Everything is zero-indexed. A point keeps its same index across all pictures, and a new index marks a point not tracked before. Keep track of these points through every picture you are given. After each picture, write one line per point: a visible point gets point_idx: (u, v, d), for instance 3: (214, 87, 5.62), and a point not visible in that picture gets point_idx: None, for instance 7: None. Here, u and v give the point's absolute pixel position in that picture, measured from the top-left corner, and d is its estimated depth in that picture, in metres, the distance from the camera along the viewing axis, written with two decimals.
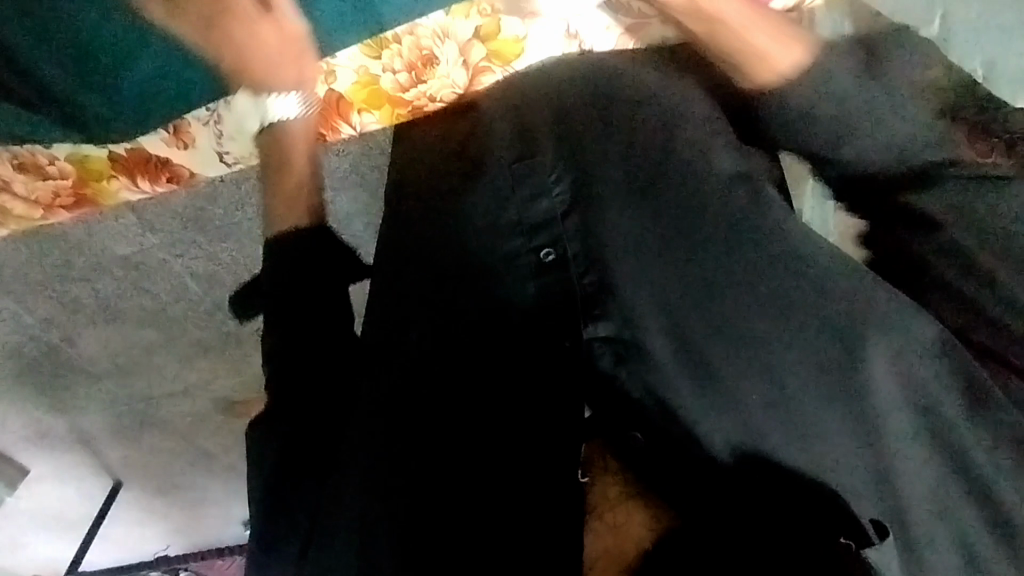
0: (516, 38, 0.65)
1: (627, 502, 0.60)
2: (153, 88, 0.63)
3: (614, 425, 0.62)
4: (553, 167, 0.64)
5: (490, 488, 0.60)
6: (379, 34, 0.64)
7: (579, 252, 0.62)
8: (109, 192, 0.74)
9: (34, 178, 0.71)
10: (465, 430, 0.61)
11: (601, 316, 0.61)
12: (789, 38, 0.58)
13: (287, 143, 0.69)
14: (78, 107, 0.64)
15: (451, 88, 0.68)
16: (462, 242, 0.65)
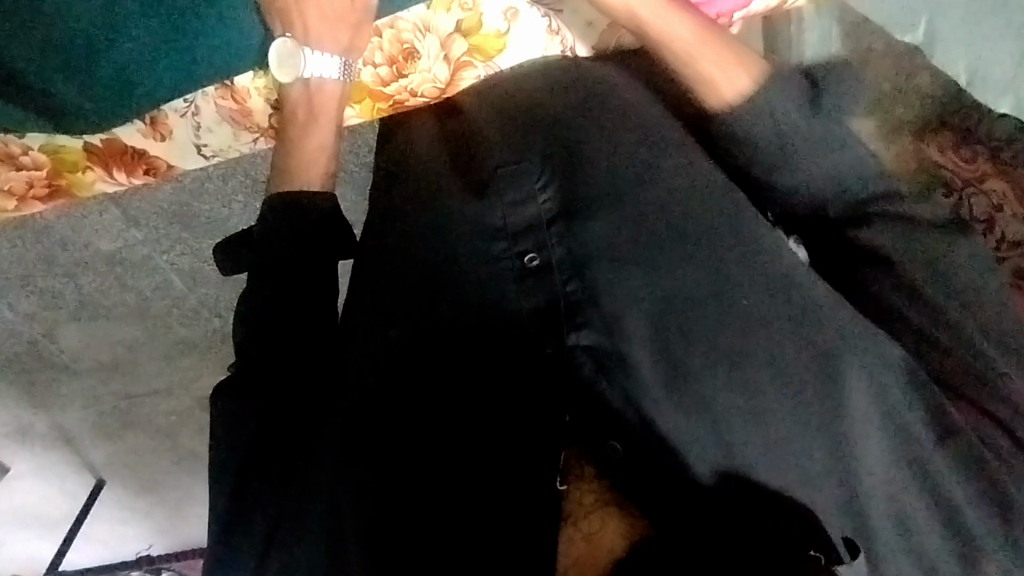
0: (498, 33, 0.67)
1: (602, 509, 0.59)
2: (124, 80, 0.62)
3: (592, 435, 0.59)
4: (537, 171, 0.62)
5: (462, 493, 0.59)
6: (361, 23, 0.64)
7: (563, 258, 0.59)
8: (85, 183, 0.73)
9: (6, 170, 0.70)
10: (441, 430, 0.60)
11: (583, 325, 0.58)
12: (731, 62, 0.63)
13: (316, 103, 0.66)
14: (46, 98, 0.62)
15: (433, 83, 0.68)
16: (442, 243, 0.63)
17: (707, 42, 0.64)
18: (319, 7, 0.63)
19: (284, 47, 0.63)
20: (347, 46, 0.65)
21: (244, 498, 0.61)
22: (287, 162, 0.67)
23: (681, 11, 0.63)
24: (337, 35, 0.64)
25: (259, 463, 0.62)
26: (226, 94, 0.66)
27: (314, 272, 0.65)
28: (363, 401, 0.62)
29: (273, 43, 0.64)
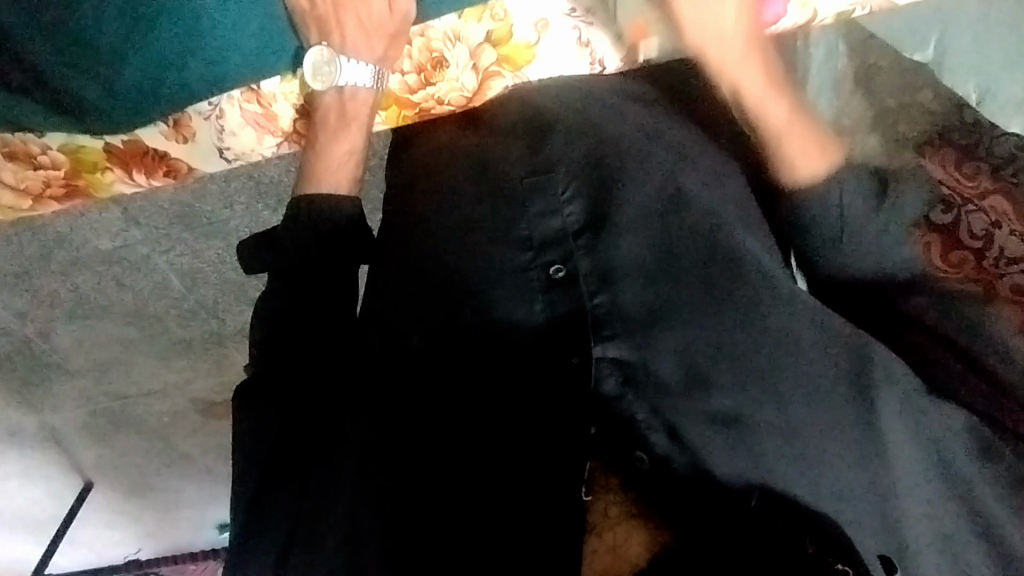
0: (528, 44, 0.65)
1: (626, 522, 0.61)
2: (152, 79, 0.62)
3: (618, 446, 0.60)
4: (564, 183, 0.63)
5: (487, 499, 0.60)
6: (399, 28, 0.63)
7: (589, 269, 0.61)
8: (103, 184, 0.72)
9: (24, 168, 0.69)
10: (464, 437, 0.60)
11: (607, 337, 0.59)
12: (814, 147, 0.59)
13: (352, 113, 0.66)
14: (72, 96, 0.62)
15: (460, 91, 0.67)
16: (468, 254, 0.63)
17: (794, 120, 0.60)
18: (357, 18, 0.62)
19: (319, 55, 0.63)
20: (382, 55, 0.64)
21: (254, 508, 0.59)
22: (315, 164, 0.67)
23: (777, 89, 0.60)
24: (372, 44, 0.63)
25: (275, 473, 0.59)
26: (251, 96, 0.66)
27: (339, 276, 0.64)
28: (387, 408, 0.61)
29: (307, 51, 0.63)
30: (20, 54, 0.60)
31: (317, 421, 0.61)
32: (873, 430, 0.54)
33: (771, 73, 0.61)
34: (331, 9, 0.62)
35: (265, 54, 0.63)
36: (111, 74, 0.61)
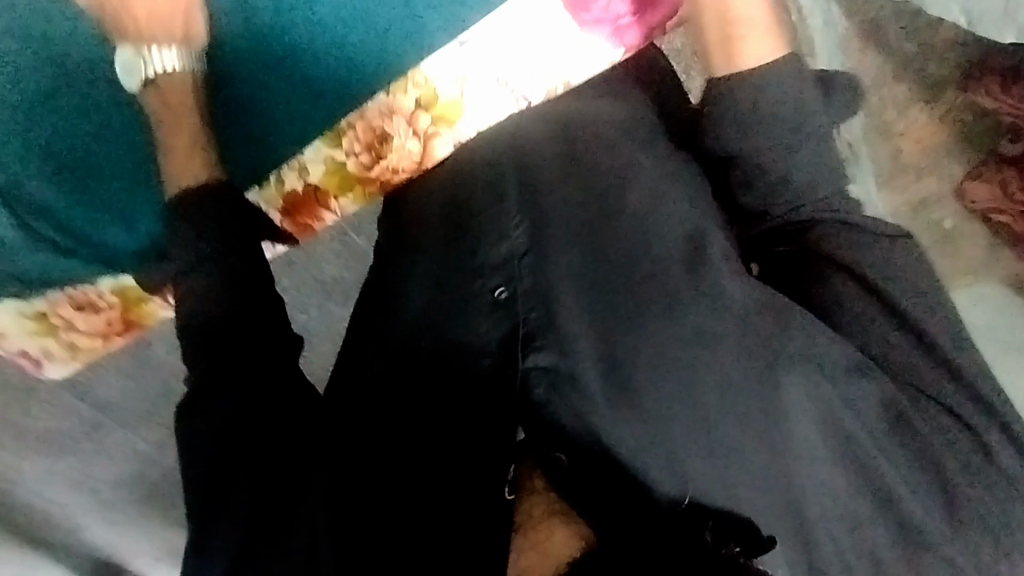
0: (455, 100, 0.68)
1: (551, 519, 0.58)
2: (135, 209, 0.69)
3: (542, 446, 0.58)
4: (511, 211, 0.63)
5: (419, 496, 0.60)
6: (335, 125, 0.68)
7: (528, 289, 0.60)
8: (149, 313, 0.84)
9: (90, 314, 0.82)
10: (406, 439, 0.62)
11: (535, 349, 0.59)
12: (762, 30, 0.63)
13: (180, 95, 0.65)
14: (76, 234, 0.70)
15: (409, 158, 0.70)
16: (432, 288, 0.65)
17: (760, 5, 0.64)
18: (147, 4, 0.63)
19: (125, 54, 0.62)
20: (184, 37, 0.64)
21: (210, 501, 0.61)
22: (173, 159, 0.65)
23: None
24: (171, 27, 0.63)
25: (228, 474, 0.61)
26: None
27: (258, 308, 0.64)
28: (330, 425, 0.65)
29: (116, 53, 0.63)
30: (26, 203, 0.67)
31: (273, 448, 0.62)
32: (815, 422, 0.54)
33: (754, 22, 0.63)
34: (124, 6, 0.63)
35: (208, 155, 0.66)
36: (98, 210, 0.68)
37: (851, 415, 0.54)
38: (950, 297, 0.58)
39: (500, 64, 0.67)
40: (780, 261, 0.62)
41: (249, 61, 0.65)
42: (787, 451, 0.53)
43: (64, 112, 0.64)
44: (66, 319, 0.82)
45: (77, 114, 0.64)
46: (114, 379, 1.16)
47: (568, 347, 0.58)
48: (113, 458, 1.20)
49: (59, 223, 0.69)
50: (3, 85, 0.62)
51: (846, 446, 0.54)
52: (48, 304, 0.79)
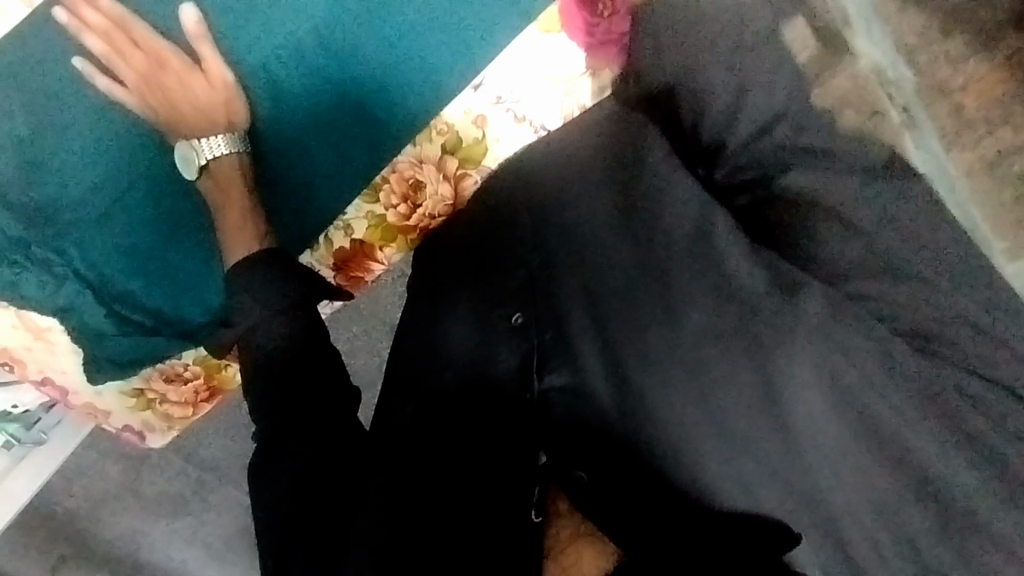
0: (477, 140, 0.77)
1: (576, 543, 0.70)
2: (204, 274, 0.76)
3: (563, 467, 0.70)
4: (529, 236, 0.73)
5: (463, 522, 0.69)
6: (372, 181, 0.76)
7: (541, 311, 0.72)
8: (230, 376, 0.92)
9: (178, 385, 0.90)
10: (449, 475, 0.70)
11: (553, 368, 0.71)
12: None
13: (232, 175, 0.69)
14: (147, 303, 0.75)
15: (443, 201, 0.80)
16: (459, 327, 0.74)
17: None
18: (192, 105, 0.69)
19: (183, 146, 0.67)
20: (228, 125, 0.68)
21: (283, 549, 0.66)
22: (227, 235, 0.69)
23: None
24: (215, 119, 0.67)
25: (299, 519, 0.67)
26: None
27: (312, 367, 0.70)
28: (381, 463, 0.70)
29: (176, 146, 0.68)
30: (104, 277, 0.71)
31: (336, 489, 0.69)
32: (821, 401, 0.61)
33: None
34: (172, 108, 0.69)
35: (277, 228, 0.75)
36: (170, 280, 0.74)
37: (844, 389, 0.61)
38: (949, 264, 0.60)
39: (512, 103, 0.76)
40: (758, 219, 0.69)
41: (283, 145, 0.70)
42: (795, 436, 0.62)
43: (131, 206, 0.69)
44: (159, 393, 0.90)
45: (149, 192, 0.69)
46: (216, 439, 1.28)
47: (603, 353, 0.68)
48: (221, 515, 1.29)
49: (144, 309, 0.75)
50: (82, 169, 0.66)
51: (854, 420, 0.60)
52: (143, 380, 0.87)
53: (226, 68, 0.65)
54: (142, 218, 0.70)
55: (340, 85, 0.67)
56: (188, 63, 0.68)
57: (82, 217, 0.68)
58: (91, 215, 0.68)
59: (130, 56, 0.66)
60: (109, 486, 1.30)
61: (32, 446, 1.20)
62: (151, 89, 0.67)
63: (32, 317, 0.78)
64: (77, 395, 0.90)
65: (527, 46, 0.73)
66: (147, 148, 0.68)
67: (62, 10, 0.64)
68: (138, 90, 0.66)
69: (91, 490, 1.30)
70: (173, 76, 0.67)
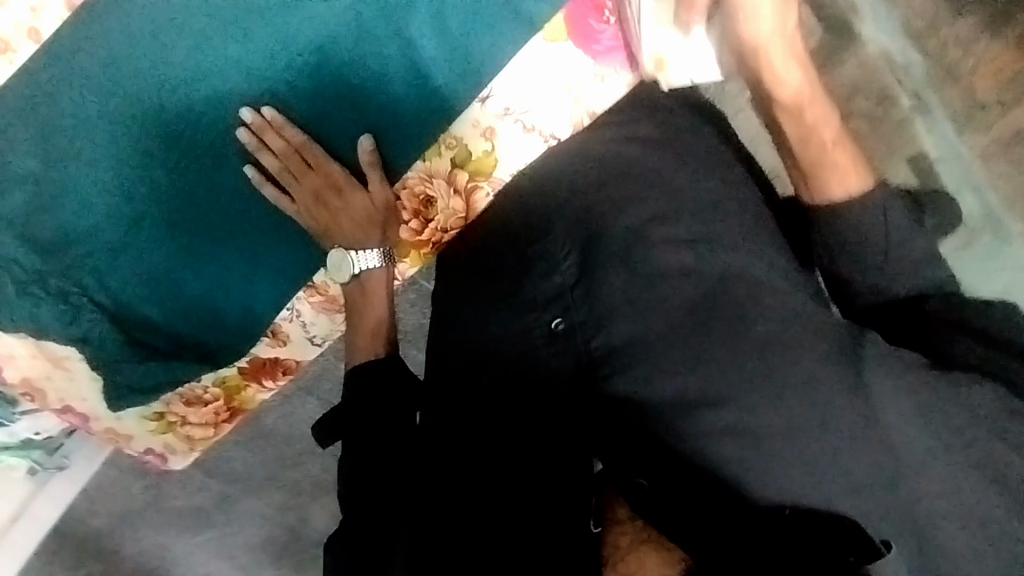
0: (486, 152, 0.74)
1: (639, 549, 0.57)
2: (219, 293, 0.75)
3: (622, 473, 0.62)
4: (562, 248, 0.74)
5: (506, 525, 0.62)
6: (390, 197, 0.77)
7: (585, 317, 0.69)
8: (249, 396, 0.91)
9: (198, 406, 0.90)
10: (489, 475, 0.66)
11: (608, 376, 0.66)
12: (846, 172, 0.73)
13: (373, 287, 0.82)
14: (159, 323, 0.75)
15: (455, 215, 0.77)
16: (492, 332, 0.74)
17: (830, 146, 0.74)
18: (350, 219, 0.75)
19: (336, 254, 0.78)
20: (381, 238, 0.78)
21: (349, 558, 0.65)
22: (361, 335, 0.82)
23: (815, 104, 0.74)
24: (369, 233, 0.78)
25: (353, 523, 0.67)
26: (313, 291, 0.81)
27: (386, 380, 0.74)
28: (424, 461, 0.69)
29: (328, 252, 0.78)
30: (116, 299, 0.71)
31: (386, 487, 0.68)
32: (867, 405, 0.60)
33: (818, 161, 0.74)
34: (331, 219, 0.75)
35: (295, 244, 0.77)
36: (180, 298, 0.74)
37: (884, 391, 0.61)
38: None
39: (521, 113, 0.72)
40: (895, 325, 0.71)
41: (290, 162, 0.69)
42: (821, 441, 0.59)
43: (146, 231, 0.69)
44: (179, 414, 0.90)
45: (160, 213, 0.69)
46: (238, 453, 1.28)
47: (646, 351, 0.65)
48: (243, 527, 1.30)
49: (161, 332, 0.75)
50: (94, 194, 0.67)
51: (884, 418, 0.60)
52: (163, 404, 0.88)
53: (388, 189, 0.74)
54: (158, 238, 0.70)
55: (338, 97, 0.68)
56: (350, 178, 0.73)
57: (97, 245, 0.69)
58: (107, 244, 0.69)
59: (308, 176, 0.72)
60: (132, 503, 1.30)
61: (54, 471, 1.22)
62: (318, 207, 0.74)
63: (50, 346, 0.78)
64: (97, 420, 0.90)
65: (541, 56, 0.70)
66: (156, 173, 0.67)
67: (241, 127, 0.67)
68: (300, 205, 0.73)
69: (112, 509, 1.30)
70: (337, 194, 0.74)
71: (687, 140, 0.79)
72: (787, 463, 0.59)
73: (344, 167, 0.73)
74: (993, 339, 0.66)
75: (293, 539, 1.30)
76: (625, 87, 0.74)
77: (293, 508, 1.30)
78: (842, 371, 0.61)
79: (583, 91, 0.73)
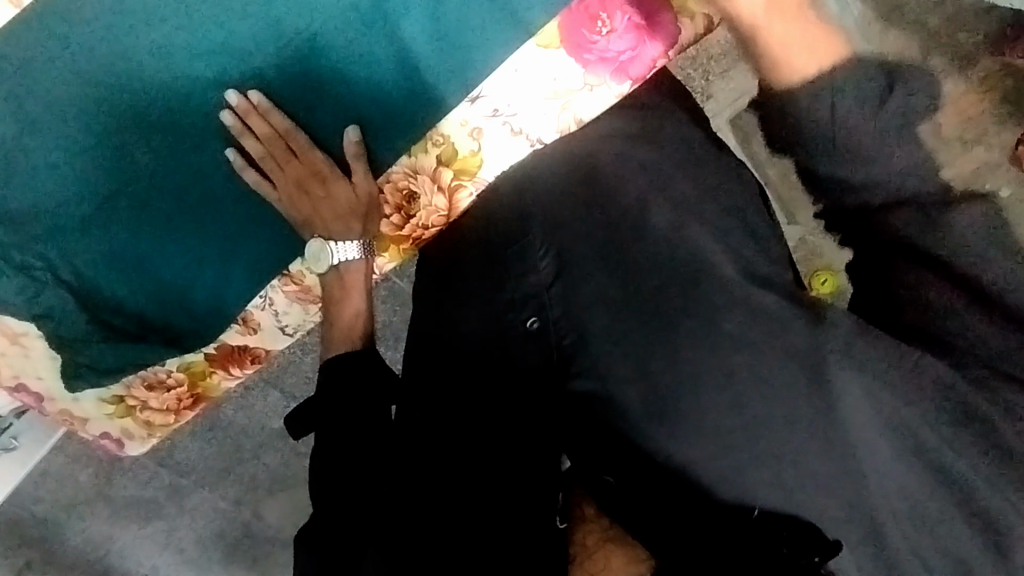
0: (472, 152, 0.74)
1: (605, 546, 0.61)
2: (190, 276, 0.74)
3: (589, 469, 0.65)
4: (539, 246, 0.72)
5: (478, 522, 0.63)
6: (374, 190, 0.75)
7: (558, 316, 0.68)
8: (214, 384, 0.89)
9: (161, 392, 0.88)
10: (463, 472, 0.67)
11: (577, 374, 0.66)
12: (806, 41, 0.55)
13: (349, 281, 0.78)
14: (127, 304, 0.73)
15: (437, 212, 0.78)
16: (469, 329, 0.74)
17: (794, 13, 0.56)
18: (333, 209, 0.73)
19: (315, 245, 0.74)
20: (362, 230, 0.76)
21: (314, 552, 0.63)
22: (335, 330, 0.78)
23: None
24: (350, 224, 0.75)
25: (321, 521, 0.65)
26: (288, 280, 0.79)
27: (364, 374, 0.73)
28: (399, 455, 0.69)
29: (308, 242, 0.75)
30: (80, 278, 0.70)
31: (356, 481, 0.67)
32: (833, 416, 0.59)
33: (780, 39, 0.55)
34: (312, 209, 0.72)
35: (271, 230, 0.75)
36: (150, 280, 0.72)
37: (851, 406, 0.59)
38: None
39: (508, 115, 0.73)
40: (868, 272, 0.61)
41: (275, 147, 0.68)
42: (785, 448, 0.59)
43: (118, 209, 0.68)
44: (140, 399, 0.88)
45: (136, 193, 0.68)
46: (193, 444, 1.25)
47: (620, 354, 0.64)
48: (195, 520, 1.27)
49: (126, 314, 0.74)
50: (67, 169, 0.65)
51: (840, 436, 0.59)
52: (123, 387, 0.86)
53: (373, 184, 0.73)
54: (131, 218, 0.69)
55: (322, 83, 0.67)
56: (334, 169, 0.71)
57: (68, 221, 0.67)
58: (78, 220, 0.67)
59: (291, 164, 0.69)
60: (79, 491, 1.26)
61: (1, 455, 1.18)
62: (300, 194, 0.71)
63: (7, 322, 0.76)
64: (53, 402, 0.87)
65: (531, 60, 0.70)
66: (131, 150, 0.66)
67: (227, 110, 0.66)
68: (280, 192, 0.71)
69: (58, 496, 1.26)
70: (320, 182, 0.71)
71: (671, 140, 0.77)
72: (745, 470, 0.60)
73: (327, 156, 0.71)
74: (986, 307, 0.55)
75: (245, 533, 1.28)
76: (616, 97, 0.74)
77: (248, 502, 1.27)
78: (806, 378, 0.60)
79: (571, 99, 0.74)
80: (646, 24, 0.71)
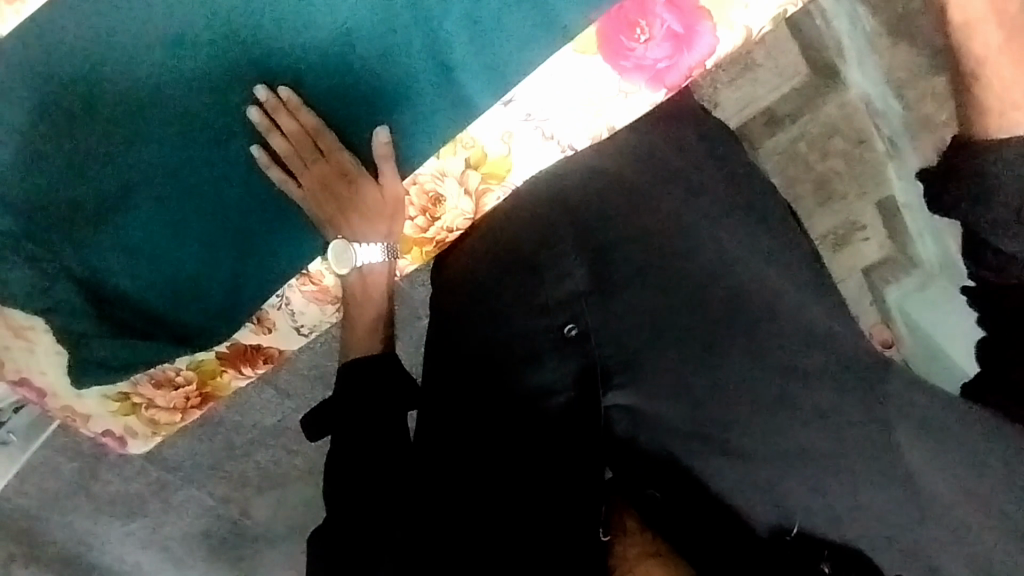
0: (502, 156, 0.74)
1: (649, 560, 0.61)
2: (204, 269, 0.72)
3: (632, 482, 0.65)
4: (574, 254, 0.70)
5: (513, 535, 0.62)
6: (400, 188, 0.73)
7: (599, 324, 0.67)
8: (224, 383, 0.87)
9: (168, 389, 0.86)
10: (497, 483, 0.65)
11: (615, 386, 0.65)
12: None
13: (369, 281, 0.75)
14: (135, 296, 0.71)
15: (463, 215, 0.76)
16: (498, 332, 0.72)
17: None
18: (359, 210, 0.71)
19: (338, 245, 0.72)
20: (387, 233, 0.73)
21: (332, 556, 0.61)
22: (354, 334, 0.76)
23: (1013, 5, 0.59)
24: (377, 226, 0.72)
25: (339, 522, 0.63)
26: (307, 279, 0.77)
27: (390, 377, 0.71)
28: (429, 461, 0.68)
29: (330, 242, 0.72)
30: (96, 268, 0.69)
31: (379, 484, 0.64)
32: (848, 427, 0.60)
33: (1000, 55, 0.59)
34: (336, 208, 0.70)
35: (290, 225, 0.73)
36: (165, 273, 0.71)
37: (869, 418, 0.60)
38: None
39: (541, 120, 0.72)
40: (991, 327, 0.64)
41: (304, 144, 0.67)
42: (804, 460, 0.59)
43: (143, 198, 0.68)
44: (146, 396, 0.86)
45: (162, 183, 0.68)
46: (186, 440, 1.23)
47: (654, 366, 0.64)
48: (182, 517, 1.25)
49: (137, 309, 0.72)
50: (97, 156, 0.66)
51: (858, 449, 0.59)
52: (131, 384, 0.84)
53: (399, 184, 0.71)
54: (153, 210, 0.69)
55: (354, 80, 0.67)
56: (362, 169, 0.69)
57: (92, 205, 0.67)
58: (105, 208, 0.68)
59: (318, 163, 0.67)
60: (64, 485, 1.23)
61: None
62: (326, 193, 0.69)
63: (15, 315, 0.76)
64: (56, 398, 0.84)
65: (567, 65, 0.70)
66: (159, 142, 0.66)
67: (254, 106, 0.65)
68: (306, 189, 0.69)
69: (43, 489, 1.23)
70: (345, 181, 0.69)
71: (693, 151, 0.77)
72: (765, 482, 0.60)
73: (355, 156, 0.69)
74: None
75: (234, 533, 1.26)
76: (651, 105, 0.73)
77: (238, 501, 1.25)
78: (827, 390, 0.61)
79: (604, 104, 0.73)
80: (683, 33, 0.71)
